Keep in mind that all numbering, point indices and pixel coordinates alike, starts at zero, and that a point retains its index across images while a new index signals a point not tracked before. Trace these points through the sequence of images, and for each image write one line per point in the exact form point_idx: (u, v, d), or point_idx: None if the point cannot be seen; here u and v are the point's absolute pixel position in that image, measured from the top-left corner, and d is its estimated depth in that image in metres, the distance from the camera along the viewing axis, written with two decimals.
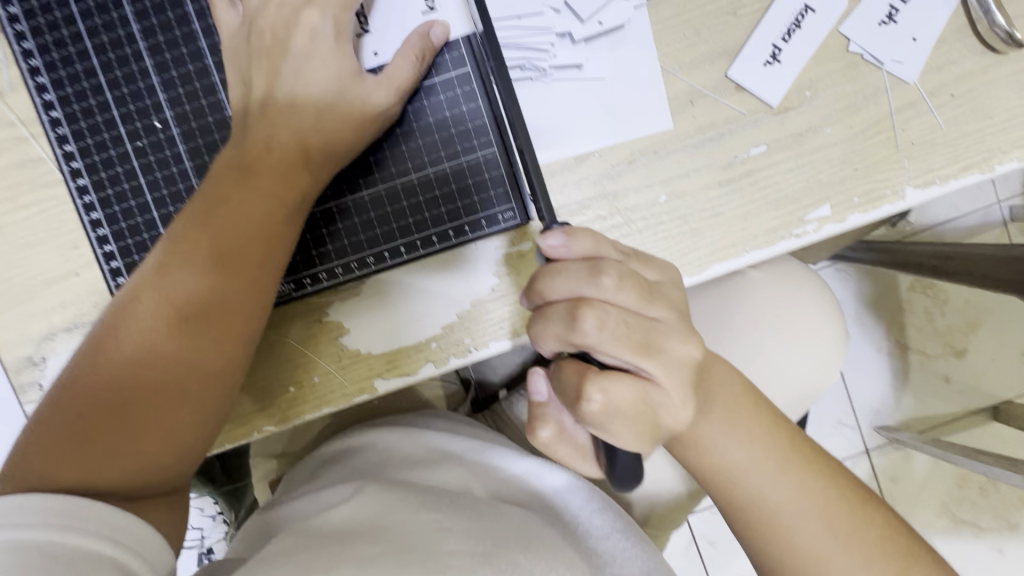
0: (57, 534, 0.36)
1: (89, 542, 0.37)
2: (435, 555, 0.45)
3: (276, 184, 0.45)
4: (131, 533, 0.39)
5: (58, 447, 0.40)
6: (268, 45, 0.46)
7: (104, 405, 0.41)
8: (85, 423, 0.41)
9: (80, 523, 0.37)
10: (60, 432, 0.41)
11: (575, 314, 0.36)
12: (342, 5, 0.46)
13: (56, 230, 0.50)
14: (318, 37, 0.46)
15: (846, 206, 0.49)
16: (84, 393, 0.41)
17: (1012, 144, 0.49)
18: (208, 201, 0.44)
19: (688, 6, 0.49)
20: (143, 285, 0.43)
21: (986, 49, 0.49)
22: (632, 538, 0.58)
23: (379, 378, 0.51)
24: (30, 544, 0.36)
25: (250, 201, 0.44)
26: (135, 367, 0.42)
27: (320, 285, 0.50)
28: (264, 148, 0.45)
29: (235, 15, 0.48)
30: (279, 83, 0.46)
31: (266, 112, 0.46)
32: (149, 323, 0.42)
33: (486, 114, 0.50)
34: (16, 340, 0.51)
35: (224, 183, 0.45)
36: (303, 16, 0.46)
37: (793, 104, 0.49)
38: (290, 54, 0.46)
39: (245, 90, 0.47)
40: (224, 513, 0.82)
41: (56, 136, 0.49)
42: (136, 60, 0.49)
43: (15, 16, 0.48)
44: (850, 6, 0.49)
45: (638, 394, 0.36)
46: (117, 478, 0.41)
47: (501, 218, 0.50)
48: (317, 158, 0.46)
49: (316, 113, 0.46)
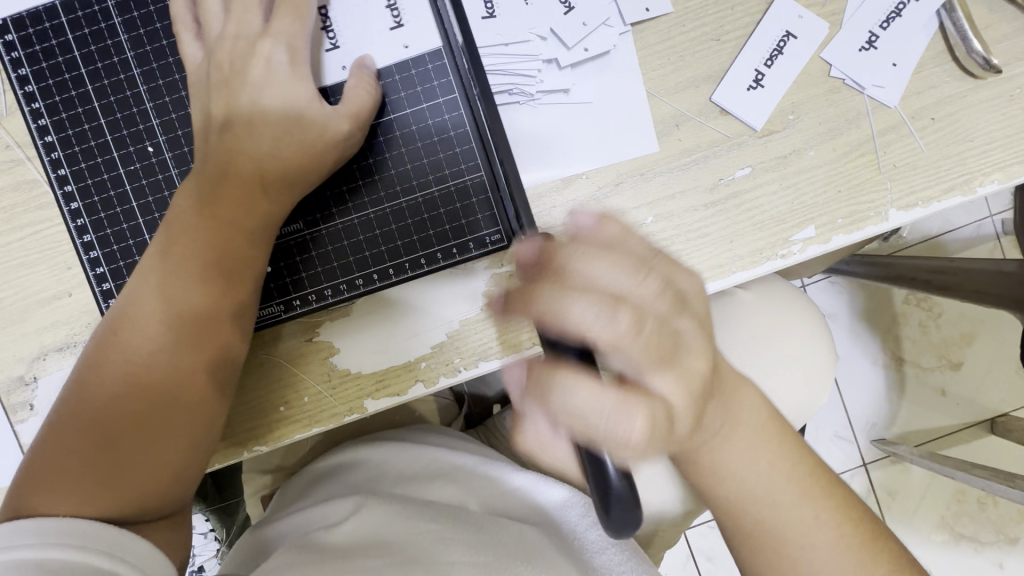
0: (58, 551, 0.38)
1: (89, 558, 0.38)
2: (437, 564, 0.47)
3: (257, 204, 0.45)
4: (131, 549, 0.40)
5: (50, 481, 0.40)
6: (228, 74, 0.46)
7: (92, 436, 0.41)
8: (74, 455, 0.41)
9: (80, 540, 0.39)
10: (50, 467, 0.41)
11: (610, 305, 0.32)
12: (294, 31, 0.45)
13: (50, 251, 0.51)
14: (275, 66, 0.45)
15: (830, 227, 0.50)
16: (71, 425, 0.42)
17: (993, 166, 0.50)
18: (185, 224, 0.45)
19: (673, 32, 0.50)
20: (126, 315, 0.43)
21: (964, 74, 0.50)
22: (626, 548, 0.57)
23: (369, 398, 0.51)
24: (31, 561, 0.37)
25: (228, 220, 0.44)
26: (124, 393, 0.42)
27: (309, 307, 0.50)
28: (223, 172, 0.45)
29: (198, 48, 0.47)
30: (237, 112, 0.45)
31: (225, 138, 0.45)
32: (131, 351, 0.43)
33: (474, 138, 0.49)
34: (9, 360, 0.51)
35: (197, 208, 0.45)
36: (258, 46, 0.45)
37: (776, 127, 0.50)
38: (248, 82, 0.45)
39: (208, 119, 0.46)
40: (216, 530, 0.81)
41: (50, 160, 0.50)
42: (130, 86, 0.50)
43: (12, 43, 0.49)
44: (830, 32, 0.51)
45: (658, 412, 0.32)
46: (112, 507, 0.41)
47: (488, 241, 0.50)
48: (280, 183, 0.45)
49: (273, 140, 0.45)
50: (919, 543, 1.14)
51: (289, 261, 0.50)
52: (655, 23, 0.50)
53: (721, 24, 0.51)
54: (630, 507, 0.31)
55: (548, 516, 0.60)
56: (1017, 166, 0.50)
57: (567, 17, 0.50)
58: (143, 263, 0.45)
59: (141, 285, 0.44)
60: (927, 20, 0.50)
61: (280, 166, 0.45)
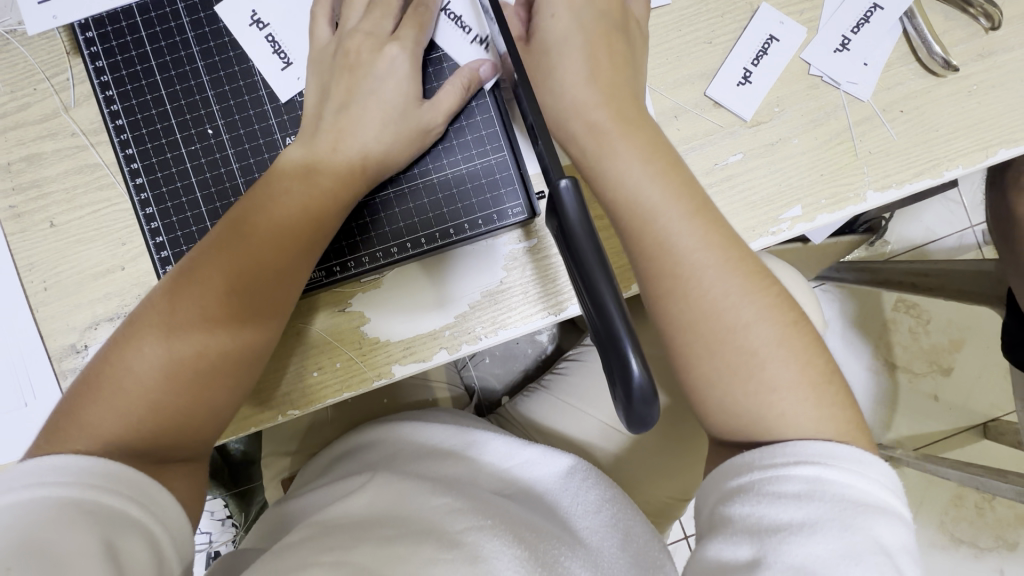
0: (98, 496, 0.40)
1: (120, 503, 0.41)
2: (446, 534, 0.50)
3: (334, 184, 0.51)
4: (157, 499, 0.43)
5: (110, 406, 0.45)
6: (353, 63, 0.53)
7: (151, 371, 0.46)
8: (135, 386, 0.45)
9: (118, 487, 0.41)
10: (112, 392, 0.45)
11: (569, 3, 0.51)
12: (417, 40, 0.54)
13: (107, 227, 0.55)
14: (397, 65, 0.53)
15: (815, 207, 0.56)
16: (135, 357, 0.46)
17: (957, 153, 0.56)
18: (256, 196, 0.50)
19: (671, 36, 0.57)
20: (195, 265, 0.48)
21: (927, 72, 0.57)
22: (615, 507, 0.61)
23: (396, 363, 0.56)
24: (74, 502, 0.40)
25: (296, 192, 0.50)
26: (175, 342, 0.46)
27: (348, 273, 0.55)
28: (333, 147, 0.51)
29: (328, 31, 0.55)
30: (355, 97, 0.52)
31: (341, 116, 0.52)
32: (198, 299, 0.47)
33: (497, 123, 0.56)
34: (63, 329, 0.55)
35: (295, 176, 0.51)
36: (385, 47, 0.53)
37: (764, 119, 0.56)
38: (371, 73, 0.52)
39: (319, 97, 0.53)
40: (233, 516, 0.85)
41: (118, 141, 0.55)
42: (194, 77, 0.55)
43: (91, 39, 0.55)
44: (808, 36, 0.57)
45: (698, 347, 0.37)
46: (158, 437, 0.45)
47: (510, 213, 0.55)
48: (344, 146, 0.52)
49: (379, 126, 0.52)
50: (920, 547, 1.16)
51: (345, 231, 0.55)
52: (654, 27, 0.57)
53: (712, 29, 0.57)
54: (650, 405, 0.31)
55: (554, 490, 0.62)
56: (978, 152, 0.56)
57: None
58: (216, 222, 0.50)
59: (211, 239, 0.49)
60: (892, 26, 0.57)
61: (357, 134, 0.52)
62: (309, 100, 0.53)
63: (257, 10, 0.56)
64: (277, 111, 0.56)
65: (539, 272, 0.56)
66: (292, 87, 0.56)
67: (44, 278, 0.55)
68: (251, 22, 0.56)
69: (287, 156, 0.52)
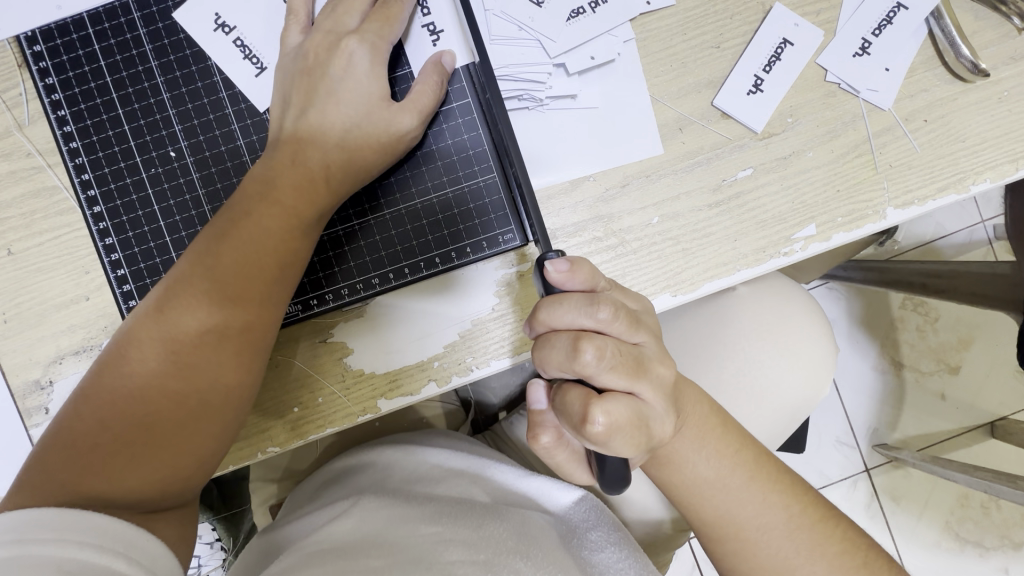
0: (74, 551, 0.35)
1: (102, 558, 0.36)
2: (438, 563, 0.46)
3: (293, 202, 0.46)
4: (144, 549, 0.38)
5: (78, 456, 0.41)
6: (311, 66, 0.48)
7: (124, 415, 0.42)
8: (108, 432, 0.41)
9: (96, 539, 0.37)
10: (81, 441, 0.41)
11: (576, 346, 0.37)
12: (382, 33, 0.48)
13: (69, 256, 0.51)
14: (356, 61, 0.47)
15: (831, 226, 0.52)
16: (105, 400, 0.42)
17: (984, 165, 0.52)
18: (230, 219, 0.46)
19: (674, 41, 0.52)
20: (167, 298, 0.44)
21: (953, 77, 0.52)
22: (626, 549, 0.56)
23: (382, 397, 0.52)
24: (46, 558, 0.34)
25: (271, 215, 0.45)
26: (155, 382, 0.43)
27: (327, 306, 0.52)
28: (290, 162, 0.47)
29: (300, 36, 0.50)
30: (313, 102, 0.47)
31: (302, 125, 0.47)
32: (173, 335, 0.43)
33: (485, 142, 0.52)
34: (24, 365, 0.51)
35: (257, 194, 0.46)
36: (344, 43, 0.47)
37: (776, 130, 0.52)
38: (328, 73, 0.47)
39: (283, 107, 0.49)
40: (222, 540, 0.82)
41: (74, 165, 0.51)
42: (153, 94, 0.51)
43: (40, 53, 0.51)
44: (825, 39, 0.53)
45: (637, 416, 0.38)
46: (131, 488, 0.41)
47: (501, 239, 0.52)
48: (307, 159, 0.47)
49: (344, 131, 0.47)
50: (926, 550, 1.14)
51: (324, 261, 0.51)
52: (657, 31, 0.52)
53: (720, 32, 0.52)
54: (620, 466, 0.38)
55: (561, 522, 0.59)
56: (1007, 164, 0.52)
57: (574, 53, 0.51)
58: (187, 249, 0.46)
59: (184, 268, 0.45)
60: (916, 27, 0.52)
61: (323, 145, 0.47)
62: (274, 113, 0.49)
63: (220, 13, 0.51)
64: (245, 130, 0.52)
65: (532, 298, 0.52)
66: (259, 98, 0.51)
67: (2, 311, 0.51)
68: (216, 26, 0.51)
69: (251, 173, 0.47)
